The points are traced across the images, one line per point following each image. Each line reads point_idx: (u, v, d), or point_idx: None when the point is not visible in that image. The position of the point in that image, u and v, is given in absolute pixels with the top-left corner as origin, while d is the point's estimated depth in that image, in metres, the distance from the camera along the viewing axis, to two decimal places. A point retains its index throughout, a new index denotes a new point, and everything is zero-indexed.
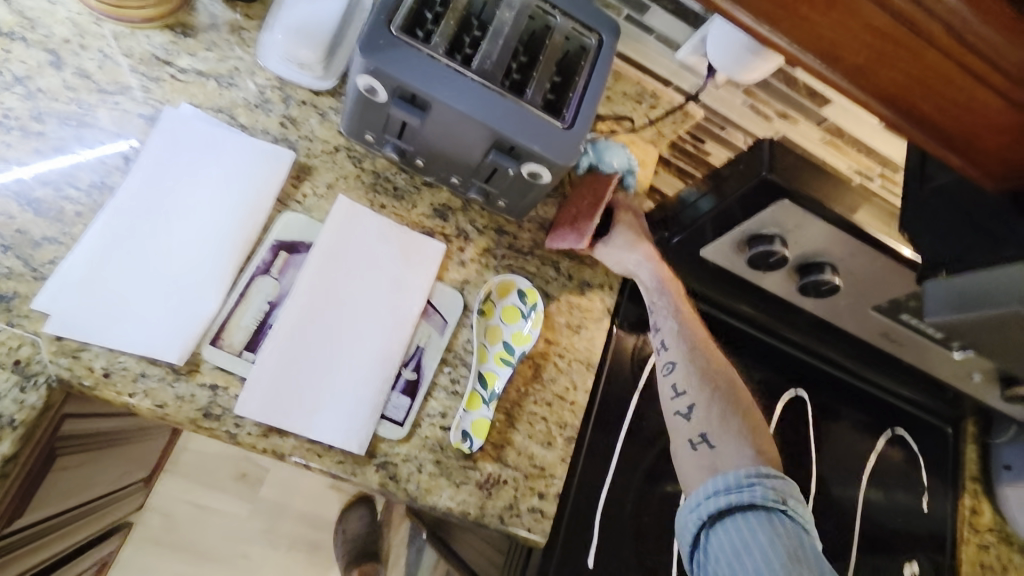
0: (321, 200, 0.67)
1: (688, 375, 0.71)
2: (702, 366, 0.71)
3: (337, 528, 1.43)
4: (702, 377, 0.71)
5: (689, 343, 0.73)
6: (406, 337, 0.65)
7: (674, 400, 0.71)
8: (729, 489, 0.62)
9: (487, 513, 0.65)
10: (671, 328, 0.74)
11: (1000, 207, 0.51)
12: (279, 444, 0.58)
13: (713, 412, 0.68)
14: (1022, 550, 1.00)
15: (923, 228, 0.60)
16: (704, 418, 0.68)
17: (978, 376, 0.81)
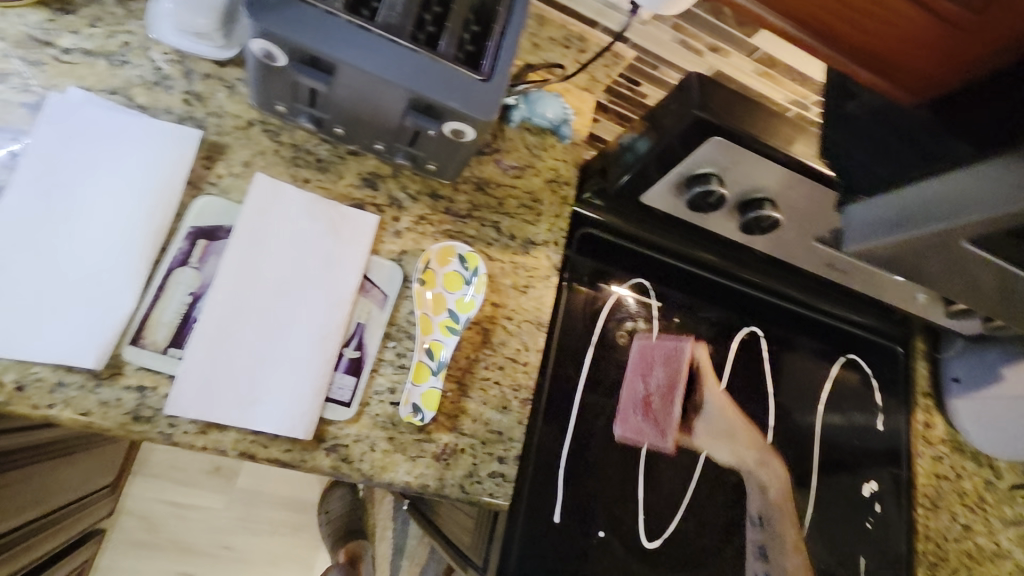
0: (238, 180, 0.63)
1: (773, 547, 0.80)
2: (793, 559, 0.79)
3: (319, 512, 1.43)
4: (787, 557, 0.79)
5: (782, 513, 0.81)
6: (345, 317, 0.63)
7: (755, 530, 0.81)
8: None
9: (446, 484, 0.64)
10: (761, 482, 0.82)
11: (925, 122, 0.54)
12: (220, 439, 0.57)
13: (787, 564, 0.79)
14: (975, 458, 1.04)
15: (847, 147, 0.59)
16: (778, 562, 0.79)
17: (922, 296, 0.83)
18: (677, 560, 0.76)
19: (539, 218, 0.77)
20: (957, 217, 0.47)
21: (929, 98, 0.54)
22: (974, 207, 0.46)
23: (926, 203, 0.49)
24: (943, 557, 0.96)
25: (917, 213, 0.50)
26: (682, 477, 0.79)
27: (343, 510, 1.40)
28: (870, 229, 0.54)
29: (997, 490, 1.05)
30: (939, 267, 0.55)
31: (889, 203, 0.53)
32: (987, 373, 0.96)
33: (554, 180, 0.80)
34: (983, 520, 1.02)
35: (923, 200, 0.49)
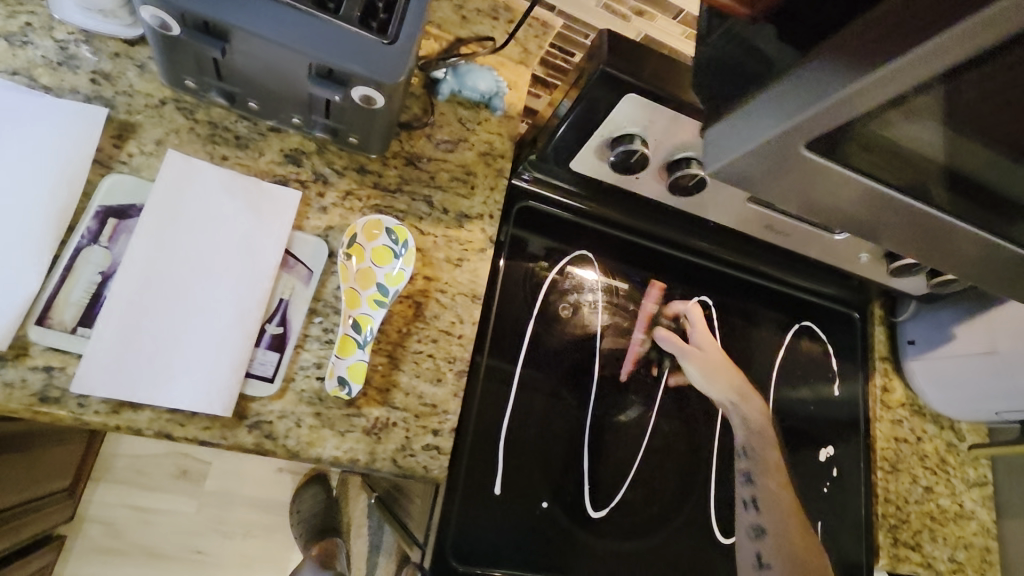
0: (149, 158, 0.62)
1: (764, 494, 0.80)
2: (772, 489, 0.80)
3: (290, 511, 1.41)
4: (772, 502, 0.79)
5: (765, 461, 0.82)
6: (265, 293, 0.62)
7: (746, 515, 0.80)
8: None
9: (378, 458, 0.64)
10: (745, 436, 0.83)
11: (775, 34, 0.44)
12: (134, 419, 0.56)
13: (781, 546, 0.75)
14: (935, 419, 1.04)
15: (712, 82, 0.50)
16: (770, 548, 0.76)
17: (865, 257, 0.82)
18: (625, 528, 0.76)
19: (472, 191, 0.76)
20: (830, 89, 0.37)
21: (765, 10, 0.45)
22: (802, 107, 0.40)
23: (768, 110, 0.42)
24: (903, 519, 0.96)
25: (794, 96, 0.40)
26: (628, 446, 0.79)
27: (315, 507, 1.39)
28: (737, 141, 0.45)
29: (959, 452, 1.04)
30: (813, 194, 0.47)
31: (736, 121, 0.46)
32: (938, 334, 0.96)
33: (488, 153, 0.79)
34: (945, 482, 1.02)
35: (770, 105, 0.42)
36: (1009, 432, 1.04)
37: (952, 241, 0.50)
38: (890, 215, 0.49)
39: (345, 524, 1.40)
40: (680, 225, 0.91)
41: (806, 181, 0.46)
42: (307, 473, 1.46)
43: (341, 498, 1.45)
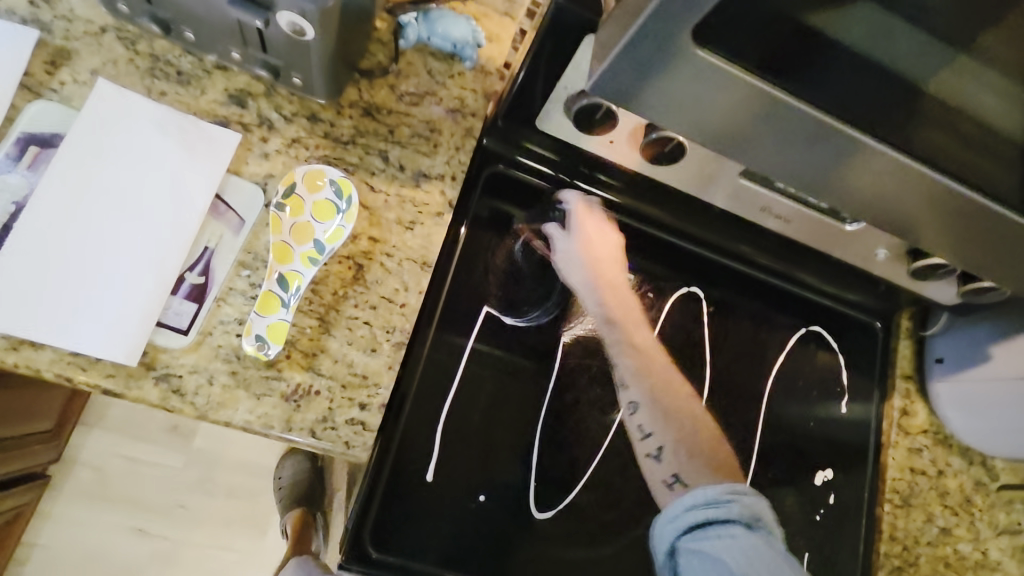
0: (82, 87, 0.59)
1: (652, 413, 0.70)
2: (666, 405, 0.70)
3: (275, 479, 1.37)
4: (668, 416, 0.70)
5: (651, 378, 0.70)
6: (186, 239, 0.58)
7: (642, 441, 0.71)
8: (706, 504, 0.60)
9: (294, 427, 0.59)
10: (629, 365, 0.70)
11: None
12: (33, 357, 0.53)
13: (681, 453, 0.68)
14: (963, 453, 0.91)
15: None
16: (674, 460, 0.68)
17: (883, 254, 0.71)
18: (572, 533, 0.69)
19: (434, 149, 0.69)
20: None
21: None
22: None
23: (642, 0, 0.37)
24: (909, 562, 0.85)
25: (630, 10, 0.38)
26: (588, 446, 0.71)
27: (299, 478, 1.33)
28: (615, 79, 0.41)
29: (989, 493, 0.90)
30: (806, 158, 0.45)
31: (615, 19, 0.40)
32: (973, 354, 0.82)
33: (458, 111, 0.71)
34: (967, 525, 0.88)
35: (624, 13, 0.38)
36: None
37: (897, 186, 0.47)
38: (829, 156, 0.45)
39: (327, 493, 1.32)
40: (674, 209, 0.81)
41: (704, 91, 0.40)
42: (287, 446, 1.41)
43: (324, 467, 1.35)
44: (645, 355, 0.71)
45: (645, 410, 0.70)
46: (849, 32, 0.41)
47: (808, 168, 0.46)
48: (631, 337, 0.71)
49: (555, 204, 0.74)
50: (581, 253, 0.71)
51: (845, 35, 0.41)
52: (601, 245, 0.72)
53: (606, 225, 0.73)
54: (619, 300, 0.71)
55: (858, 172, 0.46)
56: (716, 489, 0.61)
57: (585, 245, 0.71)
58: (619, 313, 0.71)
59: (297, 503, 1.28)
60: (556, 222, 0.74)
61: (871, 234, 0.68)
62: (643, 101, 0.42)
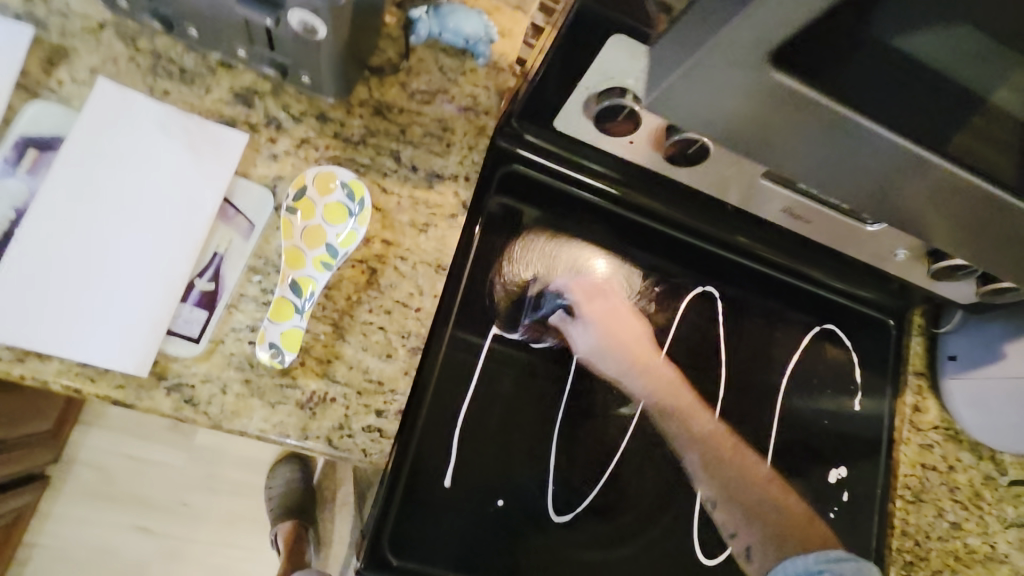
0: (80, 87, 0.55)
1: None
2: (729, 481, 0.74)
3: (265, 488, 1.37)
4: (734, 494, 0.74)
5: (704, 450, 0.75)
6: (196, 245, 0.56)
7: None
8: None
9: (310, 435, 0.58)
10: (696, 459, 0.74)
11: None
12: (40, 369, 0.51)
13: None
14: (973, 448, 0.91)
15: None
16: None
17: (903, 253, 0.70)
18: (590, 535, 0.68)
19: (446, 148, 0.68)
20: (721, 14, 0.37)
21: None
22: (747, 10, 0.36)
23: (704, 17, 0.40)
24: (920, 556, 0.85)
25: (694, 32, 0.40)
26: (605, 448, 0.70)
27: (293, 487, 1.34)
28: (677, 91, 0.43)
29: (997, 488, 0.91)
30: (854, 174, 0.47)
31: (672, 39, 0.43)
32: (986, 352, 0.82)
33: (471, 109, 0.70)
34: (977, 520, 0.89)
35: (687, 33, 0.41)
36: None
37: (942, 202, 0.48)
38: (881, 161, 0.45)
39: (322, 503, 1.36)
40: (691, 207, 0.79)
41: (765, 105, 0.42)
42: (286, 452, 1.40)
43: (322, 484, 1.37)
44: (705, 442, 0.75)
45: (722, 504, 0.74)
46: (919, 47, 0.41)
47: (862, 180, 0.47)
48: (688, 424, 0.75)
49: (554, 293, 0.71)
50: (605, 345, 0.72)
51: (914, 54, 0.41)
52: (618, 326, 0.73)
53: (618, 305, 0.74)
54: (653, 378, 0.73)
55: (894, 180, 0.47)
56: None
57: (606, 337, 0.72)
58: (659, 396, 0.73)
59: (290, 514, 1.30)
60: (565, 311, 0.71)
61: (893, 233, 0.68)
62: (702, 112, 0.44)
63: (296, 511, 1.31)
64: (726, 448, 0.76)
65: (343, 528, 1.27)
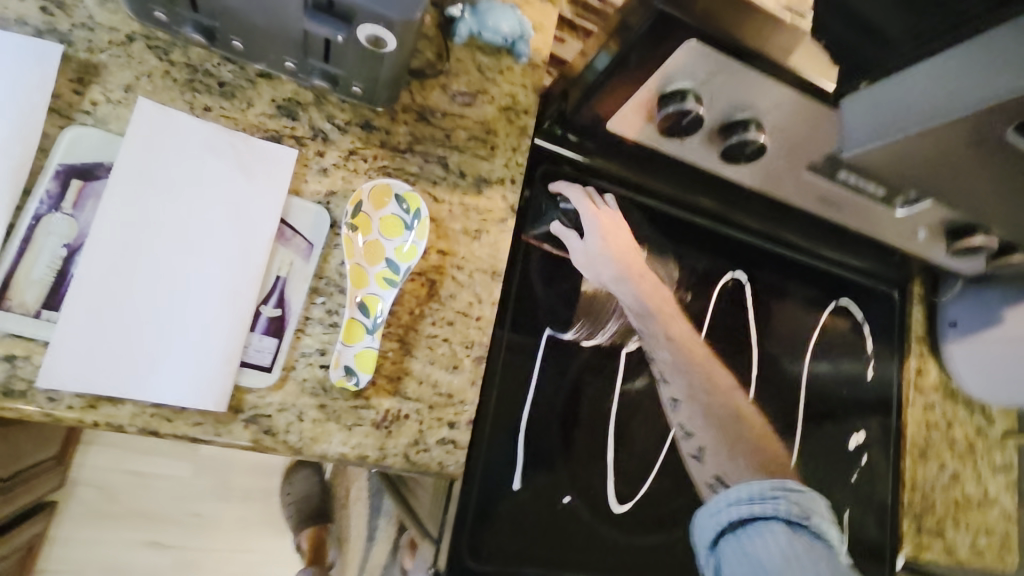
0: (117, 107, 0.52)
1: (693, 412, 0.75)
2: (707, 404, 0.76)
3: (283, 491, 1.30)
4: (708, 416, 0.76)
5: (686, 376, 0.76)
6: (260, 271, 0.54)
7: (685, 442, 0.75)
8: (753, 498, 0.68)
9: (389, 454, 0.58)
10: (667, 358, 0.75)
11: None
12: (115, 413, 0.49)
13: (721, 455, 0.75)
14: (967, 404, 0.99)
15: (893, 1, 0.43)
16: (715, 462, 0.75)
17: (923, 234, 0.75)
18: (649, 521, 0.72)
19: (489, 152, 0.67)
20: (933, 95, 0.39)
21: None
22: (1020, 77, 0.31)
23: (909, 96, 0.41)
24: (928, 507, 0.93)
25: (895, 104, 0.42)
26: (656, 436, 0.73)
27: (312, 491, 1.27)
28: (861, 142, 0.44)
29: (987, 438, 1.00)
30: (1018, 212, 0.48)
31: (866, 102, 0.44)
32: (987, 316, 0.90)
33: (510, 108, 0.69)
34: (972, 468, 0.98)
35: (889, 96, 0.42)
36: None
37: None
38: None
39: (341, 499, 1.28)
40: (712, 191, 0.80)
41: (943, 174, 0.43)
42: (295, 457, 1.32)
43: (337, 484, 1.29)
44: (677, 350, 0.76)
45: (686, 406, 0.75)
46: None
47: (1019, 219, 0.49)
48: (667, 330, 0.76)
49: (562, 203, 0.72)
50: (603, 249, 0.73)
51: None
52: (619, 234, 0.75)
53: (617, 217, 0.75)
54: (647, 288, 0.75)
55: None
56: (767, 485, 0.70)
57: (605, 240, 0.73)
58: (653, 301, 0.76)
59: (308, 521, 1.24)
60: (566, 222, 0.72)
61: (918, 217, 0.72)
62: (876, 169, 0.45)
63: (315, 516, 1.25)
64: (700, 363, 0.77)
65: (362, 526, 1.26)
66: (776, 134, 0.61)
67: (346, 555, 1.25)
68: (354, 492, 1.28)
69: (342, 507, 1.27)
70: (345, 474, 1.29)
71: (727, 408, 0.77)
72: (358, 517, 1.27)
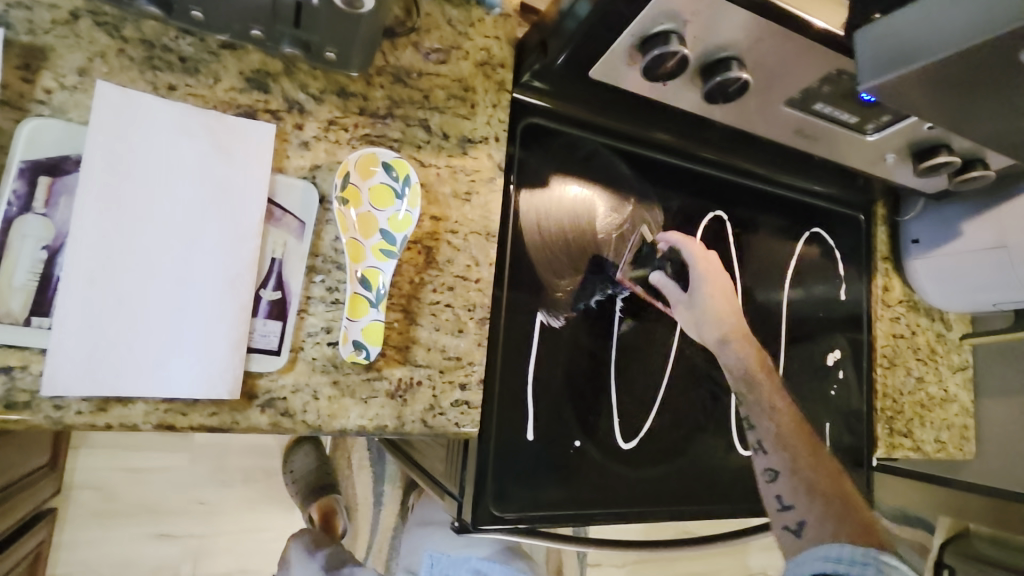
0: (75, 93, 0.49)
1: (791, 480, 0.70)
2: (811, 481, 0.69)
3: (285, 471, 1.25)
4: (813, 491, 0.68)
5: (792, 449, 0.72)
6: (255, 254, 0.52)
7: (769, 485, 0.72)
8: (841, 560, 0.57)
9: (407, 421, 0.59)
10: (770, 430, 0.74)
11: None
12: (126, 414, 0.48)
13: (824, 529, 0.64)
14: (928, 313, 1.06)
15: None
16: (812, 537, 0.64)
17: (891, 158, 0.77)
18: (654, 454, 0.76)
19: (471, 110, 0.65)
20: (950, 32, 0.39)
21: None
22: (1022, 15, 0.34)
23: (918, 29, 0.41)
24: (898, 410, 1.02)
25: (906, 41, 0.42)
26: (654, 375, 0.77)
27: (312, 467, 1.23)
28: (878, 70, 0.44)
29: (947, 341, 1.08)
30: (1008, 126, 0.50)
31: (883, 34, 0.43)
32: (945, 232, 0.95)
33: (486, 63, 0.67)
34: (933, 369, 1.06)
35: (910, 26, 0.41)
36: (993, 320, 1.08)
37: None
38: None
39: (337, 471, 1.30)
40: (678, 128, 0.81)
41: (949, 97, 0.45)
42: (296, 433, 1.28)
43: (334, 457, 1.31)
44: (786, 433, 0.73)
45: (786, 479, 0.70)
46: None
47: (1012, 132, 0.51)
48: (771, 402, 0.76)
49: (665, 252, 0.79)
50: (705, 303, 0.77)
51: None
52: (725, 291, 0.78)
53: (723, 277, 0.79)
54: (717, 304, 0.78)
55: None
56: (859, 550, 0.57)
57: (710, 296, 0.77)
58: (754, 367, 0.76)
59: (313, 495, 1.17)
60: (667, 272, 0.78)
61: (886, 142, 0.74)
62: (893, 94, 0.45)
63: (321, 488, 1.18)
64: (813, 453, 0.72)
65: (368, 491, 1.32)
66: (756, 69, 0.62)
67: (357, 522, 1.31)
68: (352, 459, 1.32)
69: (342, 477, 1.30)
70: (346, 445, 1.32)
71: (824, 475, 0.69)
72: (361, 486, 1.32)
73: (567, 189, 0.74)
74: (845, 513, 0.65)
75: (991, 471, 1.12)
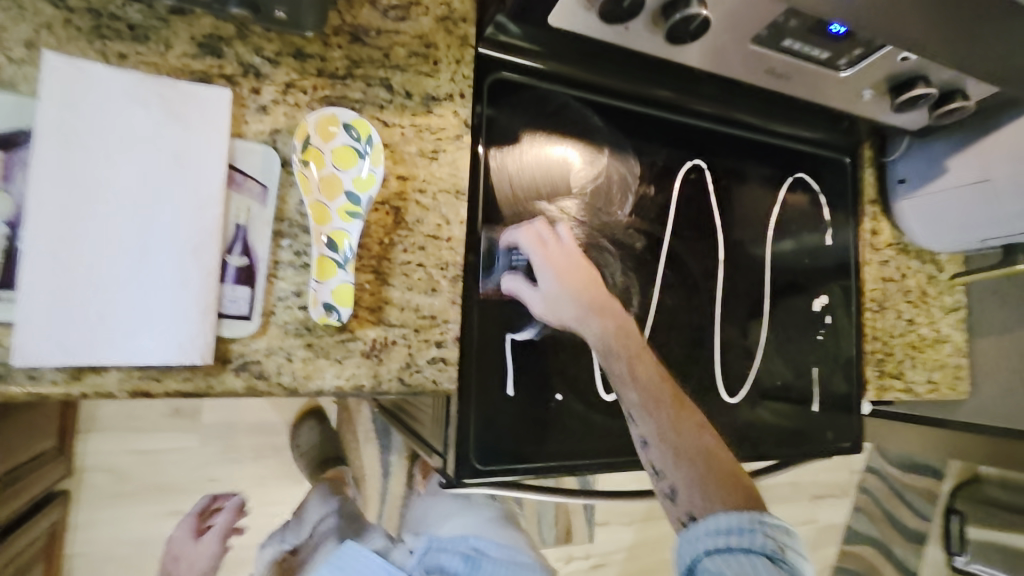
0: (23, 67, 0.49)
1: (663, 452, 0.62)
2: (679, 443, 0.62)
3: (291, 446, 1.28)
4: (679, 454, 0.61)
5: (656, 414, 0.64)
6: (218, 220, 0.52)
7: (656, 482, 0.62)
8: (728, 531, 0.54)
9: (384, 380, 0.60)
10: (634, 396, 0.65)
11: None
12: (101, 382, 0.49)
13: (697, 494, 0.58)
14: (919, 256, 1.05)
15: None
16: (688, 501, 0.59)
17: (869, 95, 0.76)
18: None
19: (433, 66, 0.64)
20: None
21: None
22: None
23: None
24: (889, 353, 1.01)
25: None
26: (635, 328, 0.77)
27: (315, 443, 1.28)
28: None
29: (939, 283, 1.07)
30: None
31: None
32: (931, 170, 0.93)
33: (447, 17, 0.65)
34: (925, 312, 1.06)
35: None
36: (987, 258, 1.06)
37: None
38: None
39: (343, 445, 1.33)
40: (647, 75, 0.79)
41: None
42: (303, 407, 1.31)
43: (341, 427, 1.33)
44: (649, 391, 0.65)
45: (653, 447, 0.62)
46: None
47: None
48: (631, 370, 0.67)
49: (510, 251, 0.70)
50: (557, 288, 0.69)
51: None
52: (572, 266, 0.70)
53: (572, 247, 0.71)
54: (576, 283, 0.69)
55: None
56: (739, 518, 0.55)
57: (559, 280, 0.69)
58: (614, 338, 0.68)
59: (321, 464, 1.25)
60: (518, 272, 0.70)
61: (862, 78, 0.73)
62: None
63: (328, 459, 1.26)
64: (678, 406, 0.65)
65: (374, 463, 1.35)
66: (717, 6, 0.61)
67: (365, 490, 1.34)
68: (357, 429, 1.35)
69: (349, 445, 1.33)
70: (350, 418, 1.34)
71: (705, 447, 0.62)
72: (369, 456, 1.35)
73: (537, 148, 0.73)
74: (710, 473, 0.60)
75: (987, 412, 1.11)
